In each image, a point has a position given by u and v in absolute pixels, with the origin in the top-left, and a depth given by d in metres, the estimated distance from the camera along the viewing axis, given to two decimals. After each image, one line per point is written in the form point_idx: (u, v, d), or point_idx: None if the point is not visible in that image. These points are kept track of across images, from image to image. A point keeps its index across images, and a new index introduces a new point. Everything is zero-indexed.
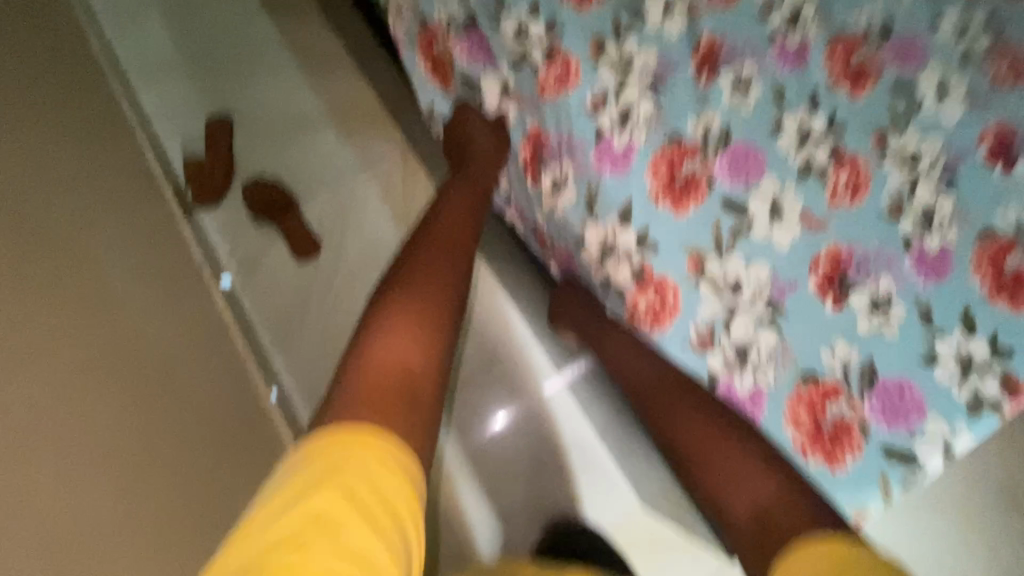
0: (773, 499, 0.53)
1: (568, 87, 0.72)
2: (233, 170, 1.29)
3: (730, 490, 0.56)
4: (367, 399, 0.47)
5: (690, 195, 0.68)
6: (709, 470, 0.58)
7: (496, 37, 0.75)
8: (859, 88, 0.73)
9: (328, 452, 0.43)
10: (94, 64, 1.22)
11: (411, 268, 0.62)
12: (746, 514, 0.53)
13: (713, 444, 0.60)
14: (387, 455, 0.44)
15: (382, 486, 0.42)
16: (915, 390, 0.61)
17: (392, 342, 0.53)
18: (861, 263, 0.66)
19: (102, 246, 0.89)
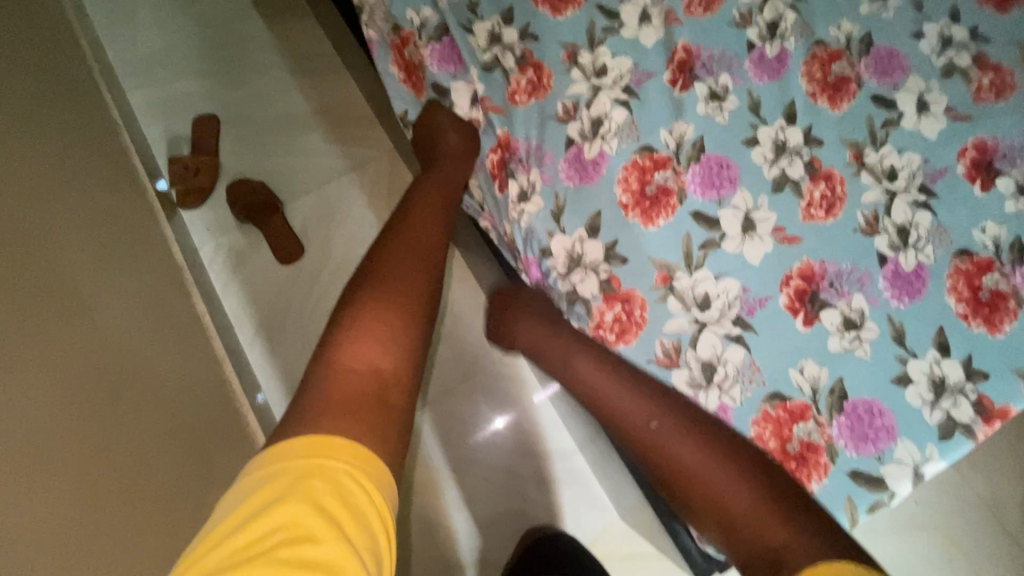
0: (780, 533, 0.55)
1: (539, 96, 0.72)
2: (219, 171, 1.30)
3: (739, 527, 0.58)
4: (332, 410, 0.47)
5: (661, 208, 0.67)
6: (715, 508, 0.60)
7: (468, 43, 0.75)
8: (838, 100, 0.72)
9: (295, 460, 0.42)
10: (83, 60, 1.22)
11: (377, 274, 0.61)
12: (758, 551, 0.56)
13: (712, 478, 0.61)
14: (356, 462, 0.43)
15: (353, 495, 0.42)
16: (886, 412, 0.60)
17: (361, 349, 0.53)
18: (834, 279, 0.65)
19: (86, 245, 0.88)
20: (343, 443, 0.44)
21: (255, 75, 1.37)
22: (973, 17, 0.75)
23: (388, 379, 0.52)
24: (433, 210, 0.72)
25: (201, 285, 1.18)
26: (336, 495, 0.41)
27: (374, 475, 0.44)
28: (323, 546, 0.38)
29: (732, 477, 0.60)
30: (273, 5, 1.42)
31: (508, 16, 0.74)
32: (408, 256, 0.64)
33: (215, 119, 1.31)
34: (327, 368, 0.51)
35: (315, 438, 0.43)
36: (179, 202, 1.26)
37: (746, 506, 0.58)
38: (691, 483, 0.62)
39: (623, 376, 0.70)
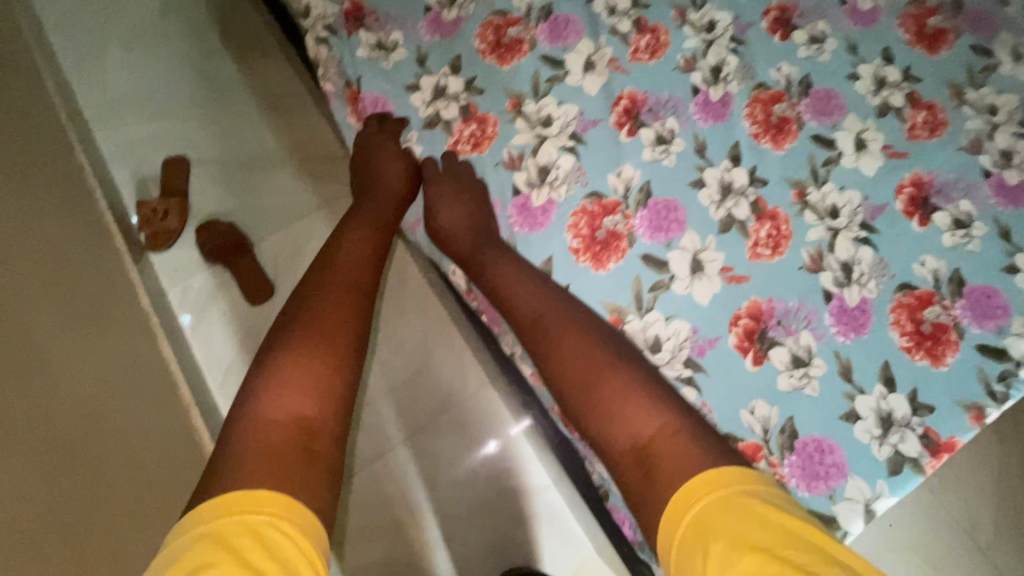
0: (657, 433, 0.52)
1: (482, 147, 0.75)
2: (188, 213, 1.29)
3: (615, 424, 0.54)
4: (259, 462, 0.47)
5: (611, 251, 0.68)
6: (595, 403, 0.55)
7: (409, 102, 0.77)
8: (780, 139, 0.75)
9: (220, 522, 0.42)
10: (50, 104, 1.22)
11: (303, 319, 0.61)
12: (630, 452, 0.52)
13: (599, 373, 0.57)
14: (283, 512, 0.43)
15: (276, 541, 0.41)
16: (835, 451, 0.61)
17: (284, 398, 0.53)
18: (781, 318, 0.66)
19: (43, 288, 0.84)
20: (271, 495, 0.44)
21: (226, 115, 1.38)
22: (905, 57, 0.79)
23: (314, 423, 0.52)
24: (365, 250, 0.71)
25: (166, 328, 1.16)
26: (258, 546, 0.40)
27: (299, 522, 0.44)
28: None
29: (622, 375, 0.57)
30: (244, 45, 1.44)
31: (456, 66, 0.78)
32: (336, 301, 0.63)
33: (184, 159, 1.31)
34: (248, 423, 0.51)
35: (239, 492, 0.44)
36: (149, 244, 1.25)
37: (631, 403, 0.54)
38: (575, 375, 0.58)
39: (535, 279, 0.66)
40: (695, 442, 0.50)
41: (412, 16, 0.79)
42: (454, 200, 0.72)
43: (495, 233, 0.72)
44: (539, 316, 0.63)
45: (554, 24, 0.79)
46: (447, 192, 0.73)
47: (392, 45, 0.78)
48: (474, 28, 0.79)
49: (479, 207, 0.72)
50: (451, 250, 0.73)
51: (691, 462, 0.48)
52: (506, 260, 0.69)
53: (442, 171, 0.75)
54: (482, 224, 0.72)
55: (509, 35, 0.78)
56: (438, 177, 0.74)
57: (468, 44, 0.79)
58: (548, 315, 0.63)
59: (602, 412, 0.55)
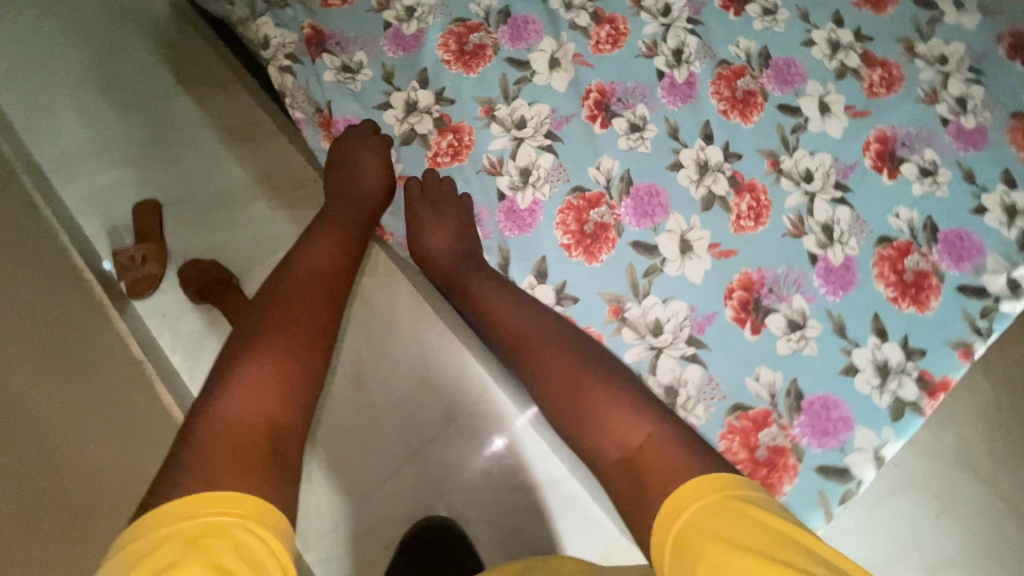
0: (646, 441, 0.52)
1: (461, 156, 0.76)
2: (167, 255, 1.27)
3: (604, 435, 0.54)
4: (223, 460, 0.45)
5: (601, 242, 0.69)
6: (582, 412, 0.56)
7: (382, 120, 0.78)
8: (748, 111, 0.77)
9: (179, 526, 0.39)
10: (8, 164, 1.19)
11: (272, 327, 0.59)
12: (617, 461, 0.52)
13: (585, 389, 0.57)
14: (250, 512, 0.41)
15: (247, 546, 0.39)
16: (840, 405, 0.63)
17: (246, 397, 0.51)
18: (772, 285, 0.68)
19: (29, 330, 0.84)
20: (239, 496, 0.42)
21: (191, 152, 1.36)
22: (855, 19, 0.82)
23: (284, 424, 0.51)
24: (331, 249, 0.71)
25: (164, 375, 1.15)
26: (231, 549, 0.38)
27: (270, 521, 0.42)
28: None
29: (607, 390, 0.57)
30: (199, 77, 1.41)
31: (423, 78, 0.78)
32: (306, 314, 0.62)
33: (156, 203, 1.29)
34: (210, 419, 0.49)
35: (206, 494, 0.41)
36: (131, 292, 1.23)
37: (619, 415, 0.54)
38: (562, 392, 0.58)
39: (518, 298, 0.67)
40: (682, 447, 0.50)
41: (372, 35, 0.80)
42: (437, 222, 0.73)
43: (477, 250, 0.73)
44: (522, 338, 0.63)
45: (514, 26, 0.80)
46: (427, 212, 0.73)
47: (357, 66, 0.78)
48: (435, 39, 0.80)
49: (463, 229, 0.72)
50: (436, 276, 0.74)
51: (679, 464, 0.48)
52: (489, 278, 0.69)
53: (425, 186, 0.75)
54: (463, 249, 0.72)
55: (471, 42, 0.79)
56: (422, 196, 0.75)
57: (432, 55, 0.79)
58: (531, 337, 0.63)
59: (589, 419, 0.55)
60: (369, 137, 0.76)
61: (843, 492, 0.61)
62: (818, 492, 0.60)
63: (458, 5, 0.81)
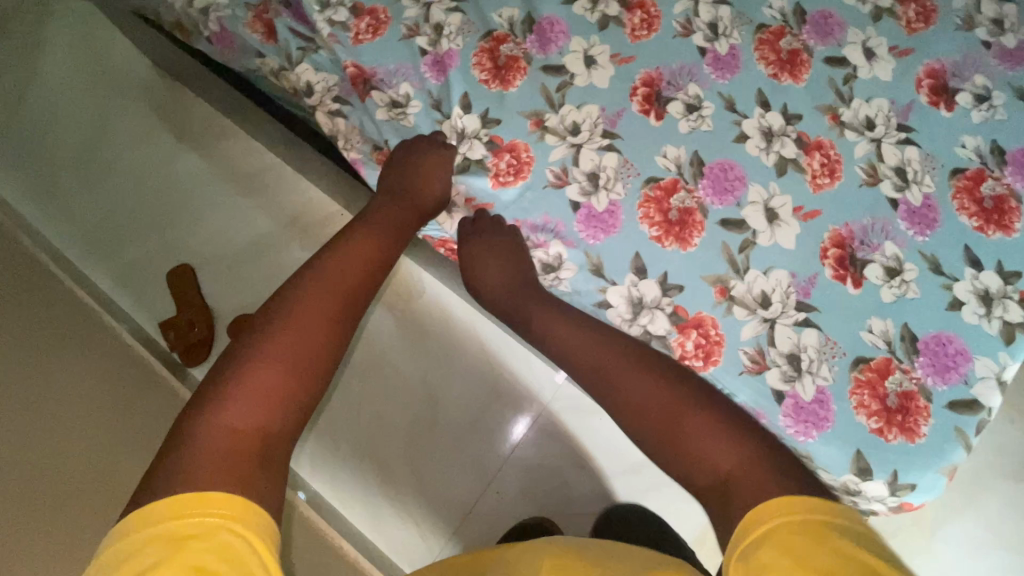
0: (733, 467, 0.61)
1: (523, 174, 0.75)
2: (213, 318, 1.19)
3: (688, 456, 0.64)
4: (214, 467, 0.49)
5: (690, 227, 0.70)
6: (679, 439, 0.64)
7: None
8: (797, 71, 0.77)
9: (164, 524, 0.44)
10: (33, 257, 1.11)
11: (285, 330, 0.61)
12: (712, 485, 0.61)
13: (678, 414, 0.65)
14: (228, 512, 0.46)
15: (235, 547, 0.44)
16: (955, 340, 0.65)
17: (238, 408, 0.54)
18: (863, 237, 0.69)
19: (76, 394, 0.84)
20: (220, 495, 0.47)
21: (203, 207, 1.25)
22: None
23: (271, 435, 0.55)
24: (355, 257, 0.72)
25: None
26: (216, 551, 0.43)
27: (248, 516, 0.47)
28: None
29: (701, 419, 0.65)
30: (188, 126, 1.27)
31: (467, 103, 0.77)
32: (318, 325, 0.64)
33: (187, 266, 1.21)
34: (206, 421, 0.52)
35: (184, 496, 0.46)
36: (184, 360, 1.15)
37: (709, 441, 0.63)
38: (652, 412, 0.67)
39: (587, 325, 0.72)
40: (767, 471, 0.59)
41: (410, 62, 0.79)
42: (489, 251, 0.76)
43: (535, 278, 0.76)
44: (599, 368, 0.70)
45: (540, 31, 0.79)
46: (479, 253, 0.76)
47: (406, 99, 0.78)
48: (469, 57, 0.78)
49: (520, 266, 0.75)
50: (492, 298, 0.79)
51: (765, 491, 0.56)
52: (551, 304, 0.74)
53: (476, 223, 0.77)
54: (520, 278, 0.76)
55: (503, 55, 0.78)
56: (475, 228, 0.77)
57: (471, 76, 0.78)
58: (608, 365, 0.70)
59: (684, 449, 0.64)
60: (439, 153, 0.75)
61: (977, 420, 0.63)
62: (953, 425, 0.63)
63: (483, 18, 0.79)
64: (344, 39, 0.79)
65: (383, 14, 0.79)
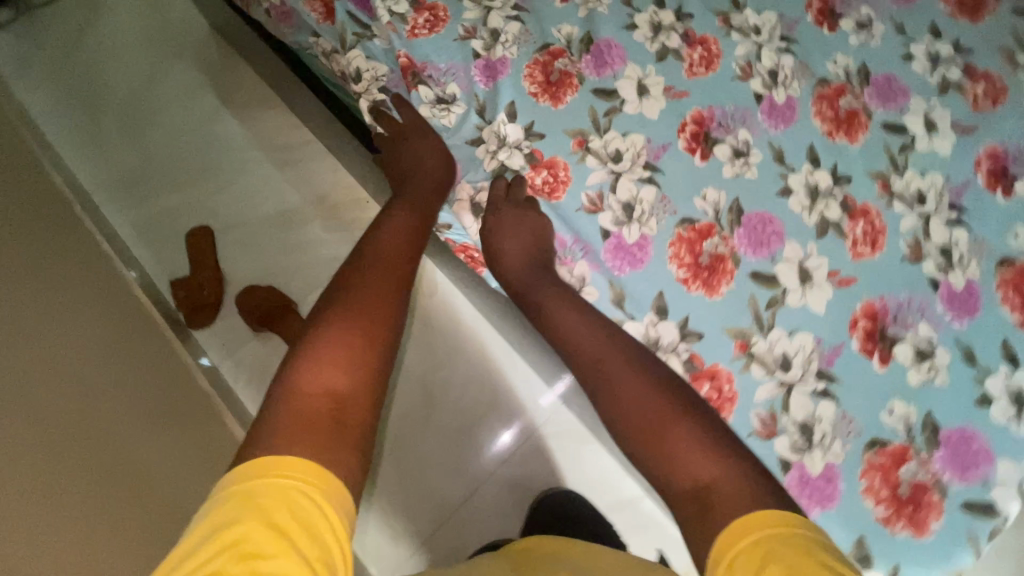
0: (722, 478, 0.49)
1: (558, 193, 0.73)
2: (223, 283, 1.17)
3: (667, 456, 0.52)
4: (296, 435, 0.45)
5: (719, 275, 0.68)
6: (658, 436, 0.53)
7: (473, 156, 0.77)
8: (853, 132, 0.75)
9: (248, 482, 0.42)
10: (62, 197, 1.12)
11: (349, 295, 0.58)
12: (690, 491, 0.50)
13: (665, 419, 0.55)
14: (314, 480, 0.43)
15: (313, 519, 0.41)
16: (978, 437, 0.62)
17: (319, 369, 0.50)
18: (897, 313, 0.67)
19: (64, 336, 0.81)
20: (302, 462, 0.43)
21: (232, 172, 1.24)
22: (953, 31, 0.78)
23: (345, 398, 0.49)
24: (405, 233, 0.68)
25: (232, 407, 1.07)
26: (292, 518, 0.41)
27: (332, 487, 0.44)
28: (270, 560, 0.39)
29: (690, 426, 0.54)
30: (234, 91, 1.27)
31: (511, 112, 0.76)
32: (380, 289, 0.59)
33: (207, 228, 1.19)
34: (287, 387, 0.49)
35: (272, 458, 0.43)
36: (189, 322, 1.14)
37: (700, 449, 0.52)
38: (633, 406, 0.57)
39: (593, 318, 0.66)
40: (757, 487, 0.48)
41: (462, 64, 0.78)
42: (515, 224, 0.70)
43: (552, 262, 0.72)
44: (598, 361, 0.62)
45: (597, 52, 0.77)
46: (509, 218, 0.71)
47: (451, 99, 0.77)
48: (520, 68, 0.77)
49: (541, 240, 0.71)
50: (507, 281, 0.72)
51: (750, 503, 0.46)
52: (568, 295, 0.68)
53: (511, 188, 0.73)
54: (540, 256, 0.71)
55: (556, 70, 0.76)
56: (506, 199, 0.73)
57: (519, 87, 0.76)
58: (609, 359, 0.62)
59: (664, 449, 0.53)
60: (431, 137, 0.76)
61: (991, 525, 0.60)
62: (964, 528, 0.60)
63: (541, 31, 0.78)
64: (401, 30, 0.78)
65: (443, 12, 0.79)
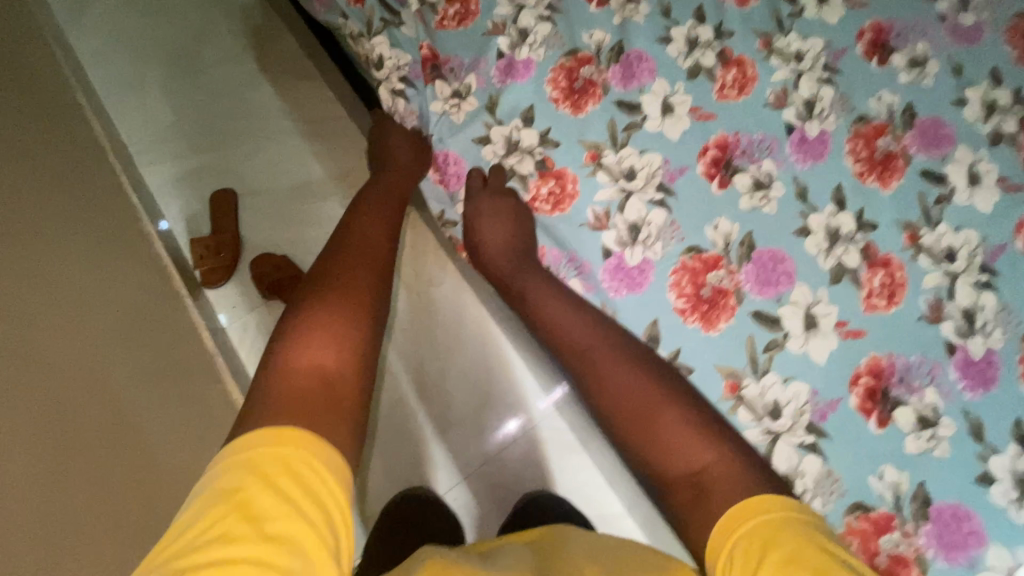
0: (713, 462, 0.51)
1: (563, 206, 0.72)
2: (242, 247, 1.16)
3: (661, 446, 0.54)
4: (286, 407, 0.45)
5: (719, 310, 0.65)
6: (649, 427, 0.56)
7: (482, 156, 0.75)
8: (887, 175, 0.70)
9: (249, 451, 0.41)
10: (96, 143, 1.10)
11: (324, 281, 0.58)
12: (684, 477, 0.52)
13: (655, 409, 0.56)
14: (306, 447, 0.42)
15: (315, 483, 0.41)
16: (971, 518, 0.58)
17: (311, 345, 0.50)
18: (903, 374, 0.63)
19: (91, 271, 0.80)
20: (285, 433, 0.43)
21: (262, 136, 1.22)
22: (1016, 78, 0.72)
23: (335, 376, 0.49)
24: (377, 223, 0.69)
25: (235, 371, 1.05)
26: (296, 483, 0.41)
27: (322, 453, 0.43)
28: (275, 523, 0.39)
29: (680, 413, 0.56)
30: (274, 58, 1.26)
31: (528, 117, 0.74)
32: (356, 270, 0.60)
33: (231, 190, 1.18)
34: (277, 370, 0.49)
35: (268, 431, 0.43)
36: (204, 280, 1.13)
37: (687, 436, 0.54)
38: (624, 399, 0.58)
39: (575, 308, 0.67)
40: (746, 469, 0.50)
41: (485, 58, 0.76)
42: (494, 217, 0.70)
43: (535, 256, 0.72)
44: (589, 354, 0.63)
45: (626, 62, 0.75)
46: (487, 208, 0.71)
47: (466, 92, 0.76)
48: (545, 72, 0.75)
49: (519, 228, 0.71)
50: (492, 271, 0.72)
51: (740, 487, 0.48)
52: (549, 285, 0.69)
53: (488, 181, 0.73)
54: (521, 247, 0.71)
55: (582, 78, 0.75)
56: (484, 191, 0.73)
57: (540, 91, 0.75)
58: (600, 352, 0.63)
59: (654, 439, 0.55)
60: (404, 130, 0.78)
61: None
62: None
63: (572, 35, 0.76)
64: (429, 20, 0.78)
65: (475, 5, 0.77)
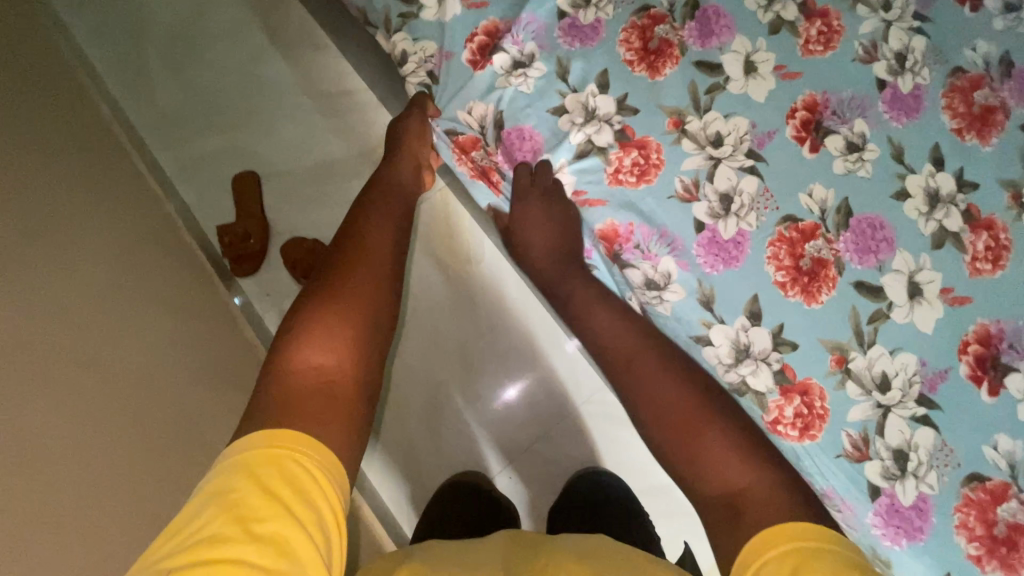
0: (751, 485, 0.56)
1: (648, 177, 0.68)
2: (270, 233, 1.09)
3: (701, 462, 0.60)
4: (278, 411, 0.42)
5: (820, 283, 0.63)
6: (689, 443, 0.61)
7: (557, 128, 0.70)
8: (986, 131, 0.66)
9: (245, 451, 0.39)
10: (106, 127, 1.01)
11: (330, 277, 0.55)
12: (720, 496, 0.57)
13: (696, 427, 0.61)
14: (301, 449, 0.39)
15: (308, 486, 0.38)
16: None
17: (307, 343, 0.47)
18: (1014, 340, 0.60)
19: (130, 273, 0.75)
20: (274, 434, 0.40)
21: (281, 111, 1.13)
22: None
23: (334, 375, 0.46)
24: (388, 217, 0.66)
25: None
26: (290, 486, 0.37)
27: (324, 460, 0.40)
28: (265, 523, 0.35)
29: (720, 430, 0.61)
30: None
31: (603, 83, 0.70)
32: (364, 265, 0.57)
33: (253, 172, 1.09)
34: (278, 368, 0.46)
35: (259, 434, 0.40)
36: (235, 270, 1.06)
37: (721, 453, 0.59)
38: (665, 412, 0.63)
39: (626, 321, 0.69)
40: (784, 493, 0.56)
41: (547, 22, 0.71)
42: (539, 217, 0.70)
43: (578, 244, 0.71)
44: (629, 360, 0.67)
45: (702, 18, 0.69)
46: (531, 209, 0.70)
47: (532, 59, 0.71)
48: (615, 33, 0.70)
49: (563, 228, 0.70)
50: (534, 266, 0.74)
51: (775, 512, 0.51)
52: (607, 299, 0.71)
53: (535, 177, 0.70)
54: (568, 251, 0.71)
55: (656, 38, 0.69)
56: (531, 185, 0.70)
57: (612, 53, 0.70)
58: (645, 365, 0.67)
59: (696, 454, 0.60)
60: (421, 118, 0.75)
61: None
62: None
63: None
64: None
65: None
